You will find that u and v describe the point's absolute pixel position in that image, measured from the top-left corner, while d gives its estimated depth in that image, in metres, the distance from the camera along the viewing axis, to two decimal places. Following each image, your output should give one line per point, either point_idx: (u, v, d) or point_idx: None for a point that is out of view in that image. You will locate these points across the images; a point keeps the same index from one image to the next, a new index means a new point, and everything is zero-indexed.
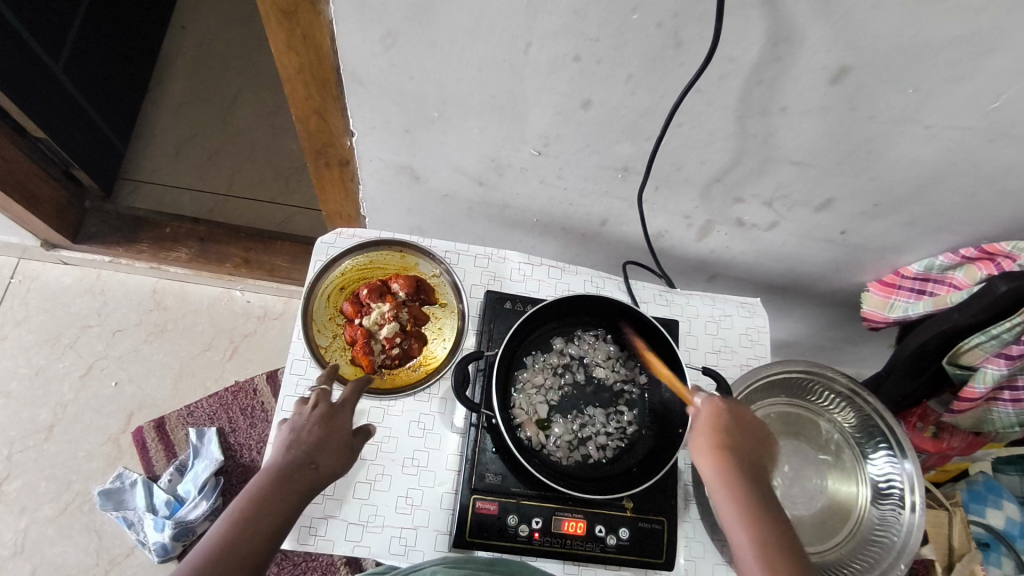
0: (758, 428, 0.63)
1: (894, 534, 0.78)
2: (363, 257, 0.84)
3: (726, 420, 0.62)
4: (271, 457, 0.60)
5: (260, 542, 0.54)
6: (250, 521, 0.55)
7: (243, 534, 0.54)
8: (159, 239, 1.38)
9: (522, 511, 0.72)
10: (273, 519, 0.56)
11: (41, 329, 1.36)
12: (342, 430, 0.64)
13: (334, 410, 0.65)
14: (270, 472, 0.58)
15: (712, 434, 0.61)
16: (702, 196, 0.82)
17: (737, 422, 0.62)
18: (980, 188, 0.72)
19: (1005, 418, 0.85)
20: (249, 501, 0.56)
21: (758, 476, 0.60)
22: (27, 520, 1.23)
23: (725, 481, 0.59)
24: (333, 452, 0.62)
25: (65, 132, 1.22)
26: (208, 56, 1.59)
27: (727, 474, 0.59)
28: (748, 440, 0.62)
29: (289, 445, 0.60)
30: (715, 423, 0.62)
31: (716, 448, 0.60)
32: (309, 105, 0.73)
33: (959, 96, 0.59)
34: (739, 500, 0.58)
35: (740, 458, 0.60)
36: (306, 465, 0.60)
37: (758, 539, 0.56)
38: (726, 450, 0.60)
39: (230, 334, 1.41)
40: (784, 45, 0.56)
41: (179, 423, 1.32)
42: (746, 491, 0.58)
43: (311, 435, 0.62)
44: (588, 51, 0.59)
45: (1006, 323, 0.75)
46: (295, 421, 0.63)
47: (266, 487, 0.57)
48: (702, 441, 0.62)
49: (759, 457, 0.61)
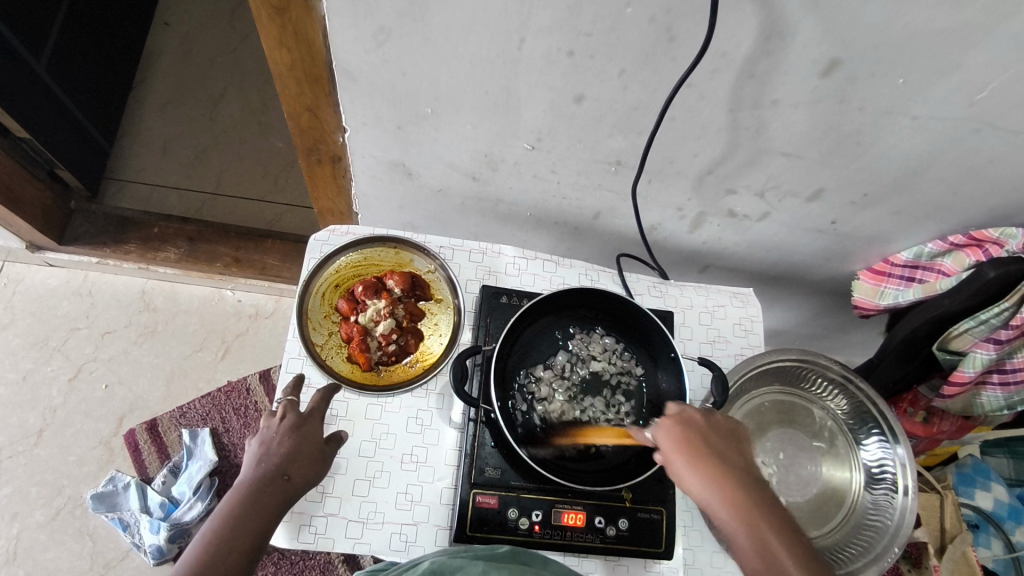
0: (724, 429, 0.64)
1: (887, 518, 0.79)
2: (356, 254, 0.84)
3: (693, 431, 0.63)
4: (242, 472, 0.62)
5: (238, 560, 0.56)
6: (226, 540, 0.57)
7: (220, 553, 0.56)
8: (147, 238, 1.36)
9: (522, 504, 0.73)
10: (247, 536, 0.58)
11: (28, 332, 1.34)
12: (313, 438, 0.65)
13: (302, 419, 0.66)
14: (242, 489, 0.60)
15: (687, 451, 0.61)
16: (695, 188, 0.82)
17: (702, 430, 0.63)
18: (967, 177, 0.73)
19: (993, 402, 0.87)
20: (222, 521, 0.58)
21: (744, 476, 0.60)
22: (18, 526, 1.22)
23: (716, 494, 0.59)
24: (305, 461, 0.64)
25: (48, 132, 1.20)
26: (193, 52, 1.57)
27: (715, 487, 0.59)
28: (722, 443, 0.62)
29: (258, 460, 0.62)
30: (686, 438, 0.62)
31: (696, 465, 0.60)
32: (300, 101, 0.73)
33: (947, 87, 0.60)
34: (736, 509, 0.58)
35: (721, 466, 0.60)
36: (277, 477, 0.61)
37: (767, 544, 0.56)
38: (705, 462, 0.60)
39: (222, 334, 1.40)
40: (776, 38, 0.56)
41: (172, 424, 1.31)
42: (738, 498, 0.58)
43: (281, 446, 0.63)
44: (581, 46, 0.59)
45: (995, 308, 0.76)
46: (264, 433, 0.64)
47: (238, 506, 0.59)
48: (680, 461, 0.61)
49: (737, 456, 0.62)
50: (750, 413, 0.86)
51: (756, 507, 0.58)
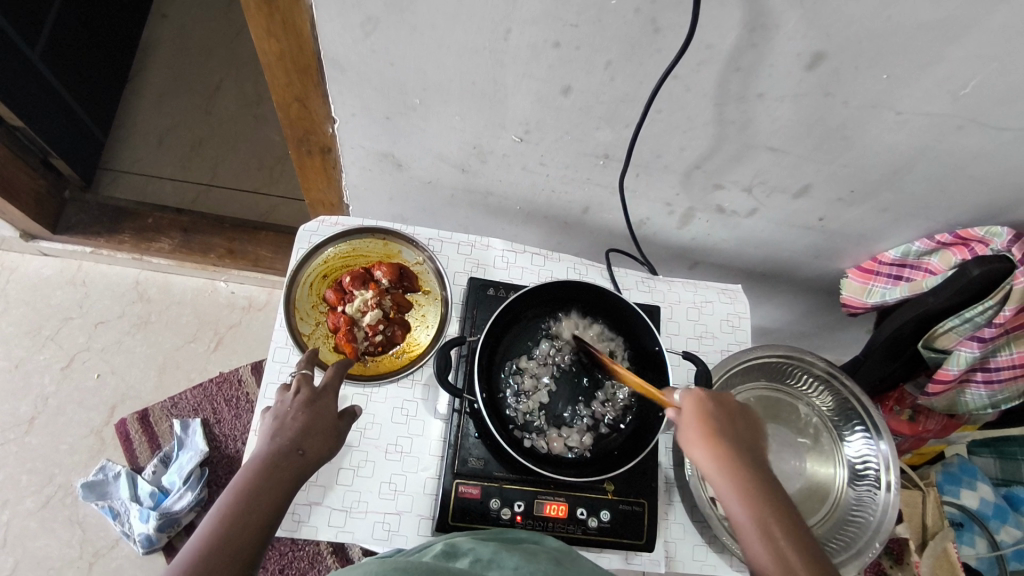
0: (742, 411, 0.66)
1: (870, 513, 0.80)
2: (345, 245, 0.84)
3: (711, 405, 0.64)
4: (256, 446, 0.62)
5: (254, 534, 0.56)
6: (242, 514, 0.56)
7: (237, 526, 0.55)
8: (141, 228, 1.37)
9: (505, 495, 0.73)
10: (263, 511, 0.57)
11: (22, 321, 1.34)
12: (326, 413, 0.66)
13: (315, 394, 0.67)
14: (258, 462, 0.60)
15: (701, 421, 0.63)
16: (683, 183, 0.83)
17: (721, 407, 0.65)
18: (951, 174, 0.74)
19: (977, 400, 0.87)
20: (238, 492, 0.57)
21: (751, 455, 0.62)
22: (9, 513, 1.22)
23: (719, 462, 0.61)
24: (318, 437, 0.64)
25: (42, 120, 1.20)
26: (189, 44, 1.57)
27: (720, 457, 0.61)
28: (737, 423, 0.64)
29: (273, 434, 0.62)
30: (701, 409, 0.64)
31: (707, 434, 0.63)
32: (289, 91, 0.73)
33: (929, 82, 0.60)
34: (735, 480, 0.60)
35: (731, 441, 0.62)
36: (293, 451, 0.61)
37: (761, 518, 0.58)
38: (716, 434, 0.62)
39: (215, 325, 1.40)
40: (760, 31, 0.56)
41: (163, 414, 1.31)
42: (741, 472, 0.60)
43: (296, 421, 0.63)
44: (567, 37, 0.60)
45: (979, 306, 0.77)
46: (278, 408, 0.65)
47: (255, 479, 0.58)
48: (692, 430, 0.63)
49: (749, 437, 0.64)
50: None
51: (756, 483, 0.60)
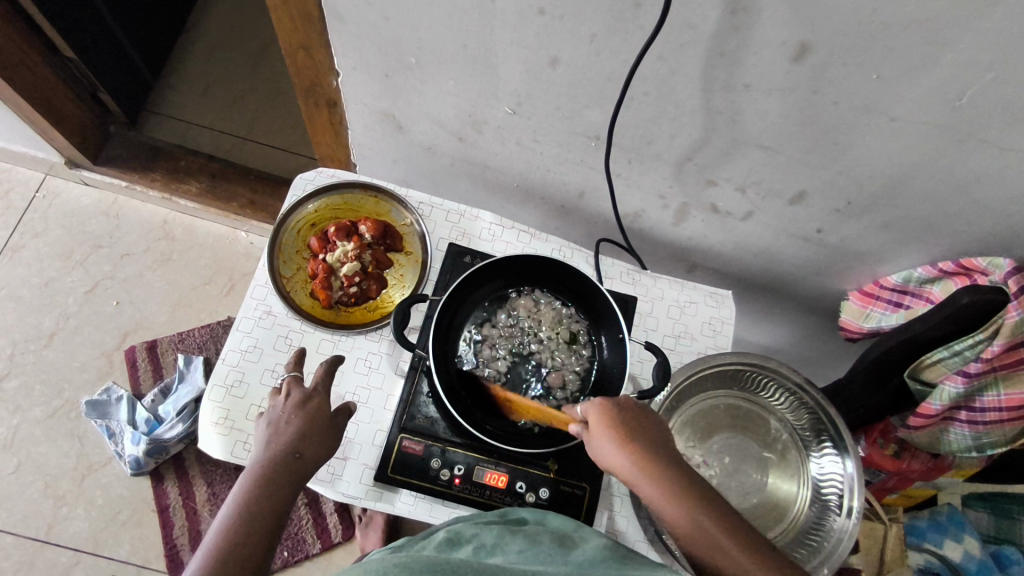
0: (649, 413, 0.63)
1: (826, 538, 0.77)
2: (337, 197, 0.87)
3: (619, 410, 0.62)
4: (253, 455, 0.62)
5: (259, 543, 0.57)
6: (245, 527, 0.57)
7: (241, 536, 0.56)
8: (173, 169, 1.43)
9: (447, 456, 0.74)
10: (268, 521, 0.58)
11: (57, 243, 1.43)
12: (321, 414, 0.66)
13: (307, 396, 0.67)
14: (257, 471, 0.60)
15: (614, 429, 0.61)
16: (676, 175, 0.81)
17: (627, 411, 0.62)
18: (952, 195, 0.70)
19: (961, 441, 0.82)
20: (242, 505, 0.58)
21: (669, 451, 0.60)
22: (19, 418, 1.30)
23: (642, 470, 0.58)
24: (315, 439, 0.65)
25: (93, 55, 1.28)
26: (247, 3, 1.64)
27: (639, 461, 0.58)
28: (643, 425, 0.61)
29: (269, 441, 0.63)
30: (612, 417, 0.61)
31: (622, 441, 0.60)
32: (296, 37, 0.76)
33: (920, 87, 0.58)
34: (661, 484, 0.57)
35: (647, 443, 0.60)
36: (289, 455, 0.62)
37: (694, 518, 0.55)
38: (632, 441, 0.60)
39: (230, 272, 1.46)
40: (742, 14, 0.55)
41: (170, 347, 1.38)
42: (663, 473, 0.57)
43: (290, 425, 0.64)
44: (551, 5, 0.60)
45: (968, 338, 0.73)
46: (271, 413, 0.65)
47: (256, 489, 0.59)
48: (608, 441, 0.60)
49: (662, 435, 0.61)
50: (701, 412, 0.84)
51: (682, 481, 0.57)
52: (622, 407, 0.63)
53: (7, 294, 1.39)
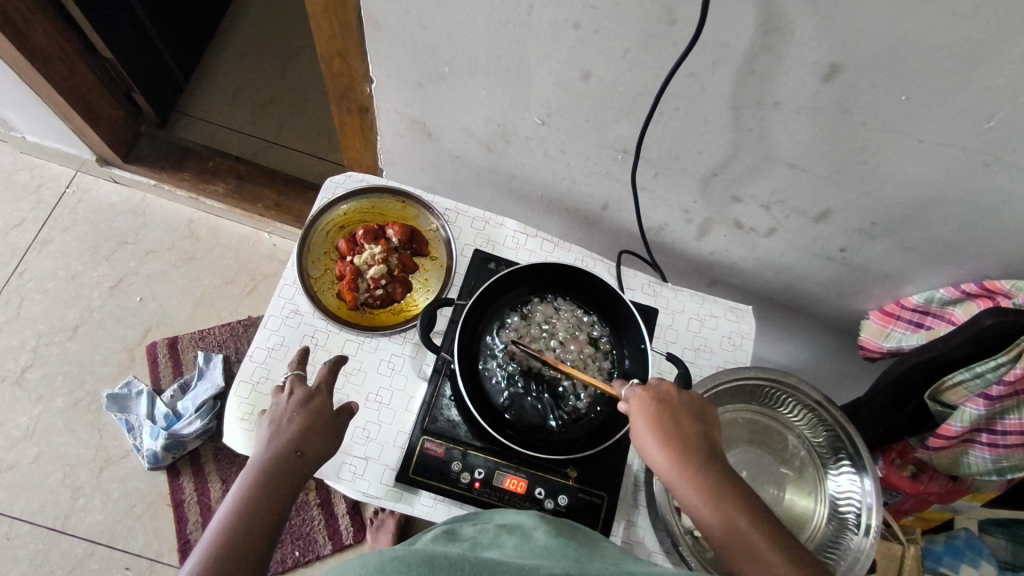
0: (694, 408, 0.63)
1: (841, 557, 0.76)
2: (367, 201, 0.88)
3: (661, 405, 0.62)
4: (255, 453, 0.63)
5: (261, 539, 0.58)
6: (245, 524, 0.57)
7: (245, 533, 0.57)
8: (201, 170, 1.46)
9: (467, 460, 0.75)
10: (268, 520, 0.59)
11: (84, 238, 1.46)
12: (322, 413, 0.67)
13: (309, 395, 0.68)
14: (257, 468, 0.61)
15: (654, 422, 0.61)
16: (701, 191, 0.82)
17: (672, 406, 0.63)
18: (978, 219, 0.71)
19: (981, 465, 0.81)
20: (243, 504, 0.59)
21: (709, 452, 0.60)
22: (40, 408, 1.33)
23: (678, 467, 0.59)
24: (316, 437, 0.66)
25: (128, 55, 1.31)
26: (278, 10, 1.68)
27: (677, 458, 0.59)
28: (685, 423, 0.61)
29: (271, 439, 0.64)
30: (653, 409, 0.62)
31: (659, 435, 0.60)
32: (332, 43, 0.77)
33: (950, 112, 0.59)
34: (698, 482, 0.58)
35: (687, 442, 0.60)
36: (290, 453, 0.63)
37: (732, 523, 0.55)
38: (673, 437, 0.60)
39: (253, 272, 1.49)
40: (775, 34, 0.56)
41: (190, 344, 1.40)
42: (701, 473, 0.58)
43: (293, 424, 0.65)
44: (586, 19, 0.61)
45: (992, 361, 0.73)
46: (274, 411, 0.67)
47: (253, 487, 0.60)
48: (647, 436, 0.61)
49: (704, 434, 0.61)
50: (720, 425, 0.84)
51: (718, 483, 0.57)
52: (664, 398, 0.63)
53: (34, 286, 1.42)
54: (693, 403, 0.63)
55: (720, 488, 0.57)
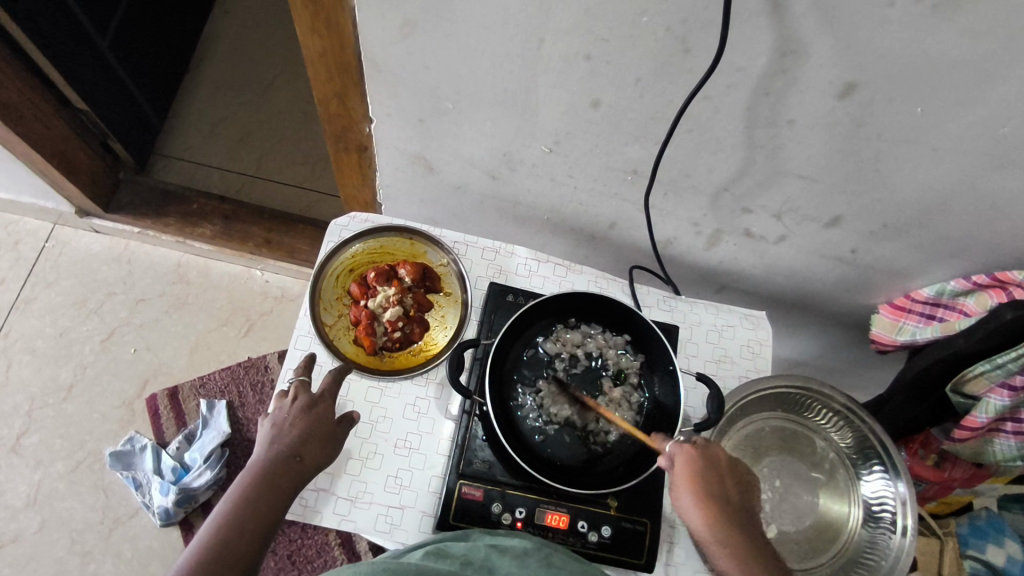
0: (730, 464, 0.67)
1: (883, 557, 0.78)
2: (374, 242, 0.86)
3: (704, 468, 0.65)
4: (254, 455, 0.64)
5: (251, 542, 0.59)
6: (237, 525, 0.59)
7: (235, 535, 0.58)
8: (186, 213, 1.43)
9: (507, 500, 0.74)
10: (261, 522, 0.60)
11: (69, 292, 1.41)
12: (324, 420, 0.68)
13: (313, 401, 0.68)
14: (255, 470, 0.62)
15: (697, 488, 0.64)
16: (711, 205, 0.82)
17: (714, 464, 0.66)
18: (989, 216, 0.72)
19: (1007, 451, 0.83)
20: (237, 504, 0.60)
21: (741, 518, 0.65)
22: (41, 474, 1.28)
23: (716, 534, 0.63)
24: (317, 443, 0.66)
25: (102, 102, 1.27)
26: (247, 40, 1.64)
27: (716, 528, 0.63)
28: (722, 483, 0.65)
29: (271, 441, 0.64)
30: (696, 474, 0.65)
31: (702, 501, 0.64)
32: (331, 88, 0.75)
33: (965, 119, 0.59)
34: (733, 550, 0.62)
35: (724, 505, 0.64)
36: (289, 458, 0.64)
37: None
38: (714, 506, 0.64)
39: (248, 312, 1.45)
40: (791, 56, 0.56)
41: (191, 393, 1.36)
42: (735, 539, 0.63)
43: (293, 429, 0.65)
44: (598, 51, 0.61)
45: (1012, 352, 0.74)
46: (276, 415, 0.67)
47: (249, 490, 0.61)
48: (686, 494, 0.64)
49: (740, 499, 0.66)
50: (750, 436, 0.84)
51: (753, 553, 0.63)
52: (708, 457, 0.66)
53: (22, 347, 1.37)
54: (732, 465, 0.67)
55: (755, 560, 0.62)
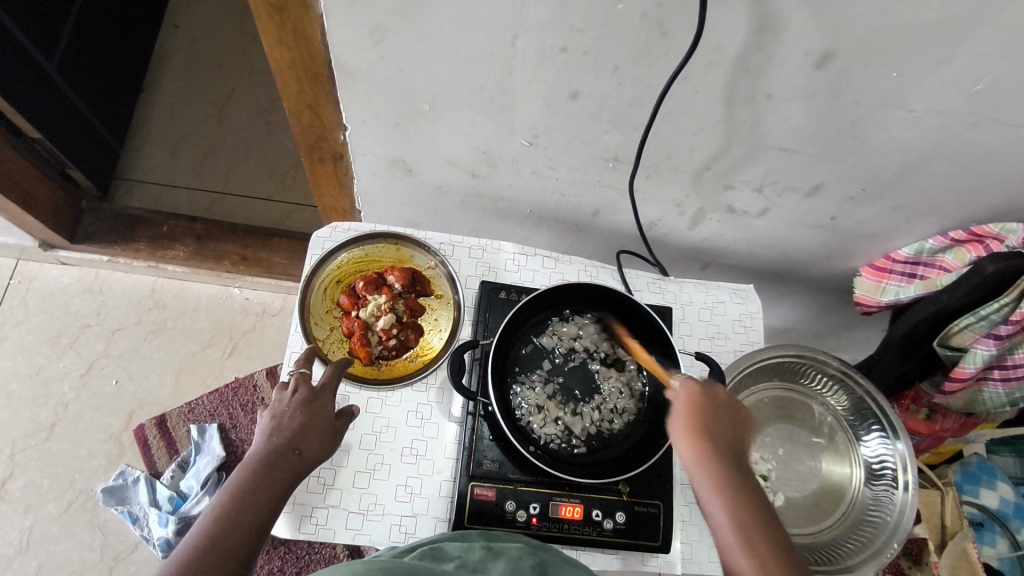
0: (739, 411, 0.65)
1: (887, 513, 0.79)
2: (358, 250, 0.84)
3: (705, 405, 0.64)
4: (254, 445, 0.64)
5: (248, 532, 0.59)
6: (234, 516, 0.58)
7: (231, 526, 0.58)
8: (157, 236, 1.39)
9: (520, 497, 0.74)
10: (258, 513, 0.60)
11: (40, 329, 1.37)
12: (324, 412, 0.67)
13: (314, 394, 0.67)
14: (254, 462, 0.62)
15: (693, 423, 0.63)
16: (694, 184, 0.83)
17: (717, 407, 0.64)
18: (964, 172, 0.74)
19: (995, 398, 0.87)
20: (234, 495, 0.60)
21: (738, 459, 0.62)
22: (31, 518, 1.24)
23: (703, 468, 0.60)
24: (316, 437, 0.65)
25: (57, 129, 1.22)
26: (200, 54, 1.59)
27: (706, 460, 0.61)
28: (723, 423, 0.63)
29: (270, 433, 0.64)
30: (695, 410, 0.64)
31: (695, 435, 0.62)
32: (302, 99, 0.74)
33: (939, 80, 0.60)
34: (721, 486, 0.59)
35: (718, 440, 0.62)
36: (289, 450, 0.63)
37: (745, 527, 0.57)
38: (707, 439, 0.62)
39: (230, 332, 1.42)
40: (768, 32, 0.57)
41: (180, 420, 1.33)
42: (726, 475, 0.60)
43: (293, 421, 0.65)
44: (575, 42, 0.60)
45: (995, 304, 0.76)
46: (276, 407, 0.66)
47: (247, 480, 0.60)
48: (677, 424, 0.63)
49: (740, 442, 0.63)
50: (750, 408, 0.86)
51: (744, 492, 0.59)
52: (712, 396, 0.65)
53: None
54: (739, 409, 0.65)
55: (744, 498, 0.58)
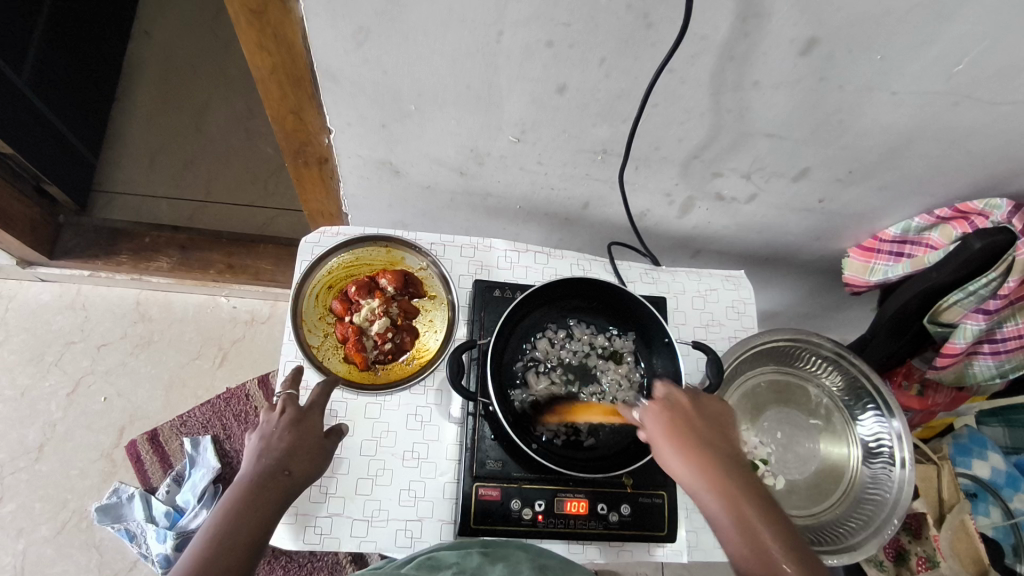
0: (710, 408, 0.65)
1: (886, 491, 0.79)
2: (348, 254, 0.83)
3: (676, 412, 0.63)
4: (242, 467, 0.61)
5: (238, 557, 0.56)
6: (224, 540, 0.56)
7: (221, 552, 0.55)
8: (138, 249, 1.36)
9: (525, 494, 0.74)
10: (249, 536, 0.57)
11: (23, 348, 1.34)
12: (313, 432, 0.66)
13: (302, 414, 0.66)
14: (243, 484, 0.59)
15: (672, 433, 0.62)
16: (682, 173, 0.83)
17: (686, 411, 0.64)
18: (948, 150, 0.74)
19: (985, 371, 0.88)
20: (223, 519, 0.57)
21: (722, 450, 0.61)
22: (25, 541, 1.22)
23: (693, 472, 0.60)
24: (305, 456, 0.64)
25: (30, 144, 1.19)
26: (174, 60, 1.56)
27: (693, 465, 0.60)
28: (704, 426, 0.63)
29: (259, 455, 0.62)
30: (671, 419, 0.63)
31: (677, 444, 0.61)
32: (284, 104, 0.72)
33: (922, 61, 0.61)
34: (711, 483, 0.59)
35: (699, 440, 0.61)
36: (279, 471, 0.61)
37: (749, 523, 0.56)
38: (690, 444, 0.61)
39: (219, 342, 1.40)
40: (753, 20, 0.56)
41: (173, 433, 1.31)
42: (715, 472, 0.59)
43: (281, 442, 0.63)
44: (560, 37, 0.60)
45: (983, 279, 0.77)
46: (264, 428, 0.64)
47: (236, 504, 0.58)
48: (658, 436, 0.63)
49: (718, 434, 0.63)
50: (748, 394, 0.87)
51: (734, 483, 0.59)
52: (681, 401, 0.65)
53: None
54: (710, 405, 0.65)
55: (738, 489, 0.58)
